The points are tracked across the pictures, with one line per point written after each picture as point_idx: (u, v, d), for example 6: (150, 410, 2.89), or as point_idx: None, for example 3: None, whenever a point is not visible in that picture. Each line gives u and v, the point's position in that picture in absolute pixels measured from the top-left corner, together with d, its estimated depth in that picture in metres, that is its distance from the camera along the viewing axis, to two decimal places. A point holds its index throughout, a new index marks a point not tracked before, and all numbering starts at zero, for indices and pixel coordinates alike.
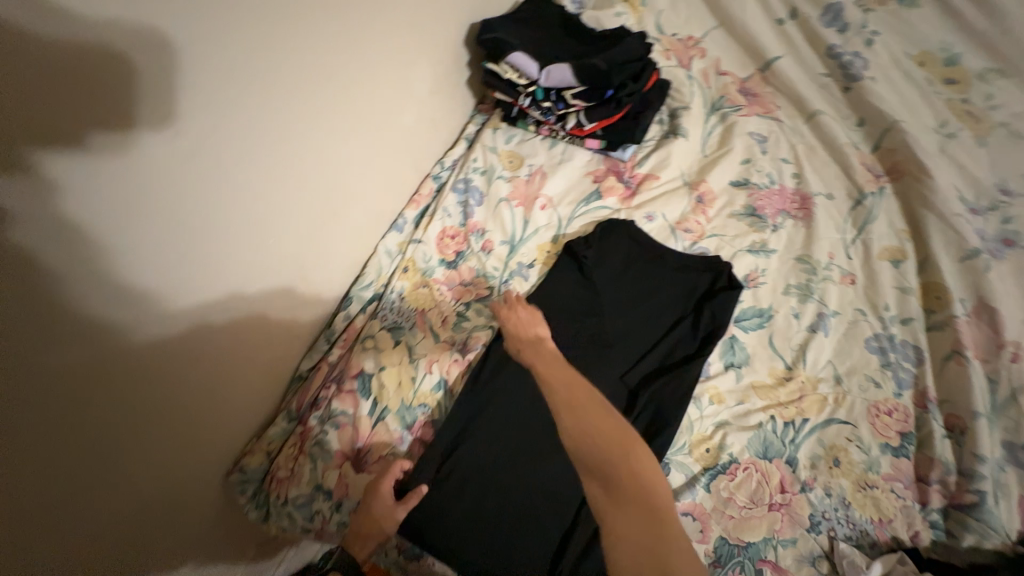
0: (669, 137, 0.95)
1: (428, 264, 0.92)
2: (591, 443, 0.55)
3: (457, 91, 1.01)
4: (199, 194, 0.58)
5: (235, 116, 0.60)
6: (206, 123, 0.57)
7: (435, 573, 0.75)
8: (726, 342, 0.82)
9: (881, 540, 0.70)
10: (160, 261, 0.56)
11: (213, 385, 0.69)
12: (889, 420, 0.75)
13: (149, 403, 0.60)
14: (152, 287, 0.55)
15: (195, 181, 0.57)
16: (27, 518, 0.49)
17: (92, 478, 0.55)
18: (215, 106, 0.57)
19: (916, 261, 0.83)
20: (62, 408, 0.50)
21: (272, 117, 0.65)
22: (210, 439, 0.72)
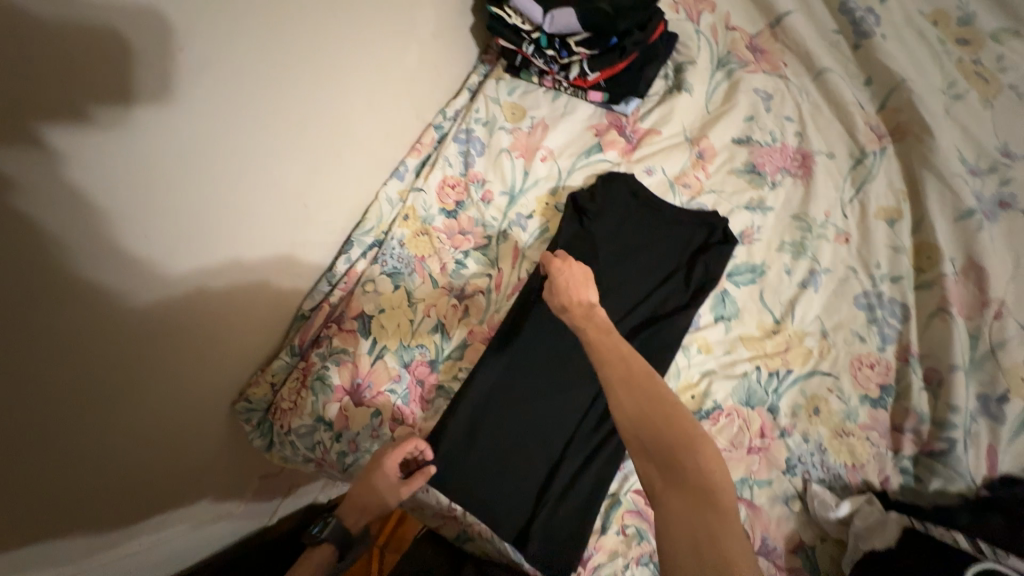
0: (673, 93, 0.95)
1: (428, 212, 0.93)
2: (645, 428, 0.55)
3: (461, 38, 1.00)
4: (210, 149, 0.59)
5: (250, 56, 0.60)
6: (220, 71, 0.57)
7: (428, 501, 0.79)
8: (717, 295, 0.84)
9: (852, 483, 0.74)
10: (175, 210, 0.58)
11: (224, 324, 0.72)
12: (871, 373, 0.78)
13: (165, 340, 0.64)
14: (169, 232, 0.58)
15: (207, 137, 0.59)
16: (54, 433, 0.55)
17: (114, 407, 0.61)
18: (229, 41, 0.56)
19: (910, 221, 0.84)
20: (85, 342, 0.54)
21: (276, 63, 0.64)
22: (218, 370, 0.75)
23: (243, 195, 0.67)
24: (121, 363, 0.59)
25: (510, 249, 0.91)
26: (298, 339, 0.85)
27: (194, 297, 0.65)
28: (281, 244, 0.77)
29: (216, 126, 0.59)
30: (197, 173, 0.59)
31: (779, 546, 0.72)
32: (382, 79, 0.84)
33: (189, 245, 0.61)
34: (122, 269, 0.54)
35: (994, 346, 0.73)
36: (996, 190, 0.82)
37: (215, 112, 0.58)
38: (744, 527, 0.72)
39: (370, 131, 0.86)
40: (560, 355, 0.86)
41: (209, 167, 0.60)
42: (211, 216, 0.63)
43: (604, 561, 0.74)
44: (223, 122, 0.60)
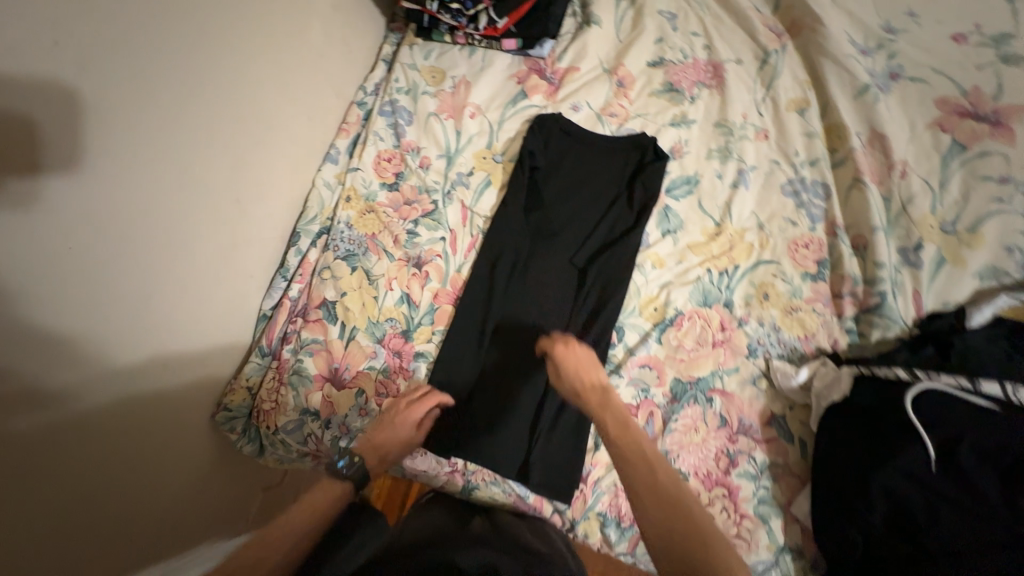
0: (584, 27, 0.97)
1: (369, 190, 0.93)
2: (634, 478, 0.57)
3: (365, 9, 0.98)
4: (117, 151, 0.58)
5: (139, 53, 0.59)
6: (116, 78, 0.57)
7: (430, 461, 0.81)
8: (660, 212, 0.89)
9: (807, 352, 0.81)
10: (102, 223, 0.57)
11: (183, 331, 0.72)
12: (807, 252, 0.84)
13: (124, 356, 0.63)
14: (96, 241, 0.57)
15: (111, 138, 0.58)
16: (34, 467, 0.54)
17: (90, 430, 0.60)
18: (110, 35, 0.55)
19: (818, 107, 0.90)
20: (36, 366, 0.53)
21: (165, 53, 0.62)
22: (188, 381, 0.74)
23: (172, 198, 0.66)
24: (97, 387, 0.60)
25: (458, 209, 0.91)
26: (265, 336, 0.85)
27: (149, 309, 0.66)
28: (222, 242, 0.77)
29: (125, 131, 0.59)
30: (119, 183, 0.59)
31: (754, 422, 0.79)
32: (288, 60, 0.82)
33: (132, 257, 0.62)
34: (61, 289, 0.54)
35: (904, 203, 0.81)
36: (886, 65, 0.89)
37: (119, 115, 0.58)
38: (721, 413, 0.80)
39: (290, 116, 0.85)
40: (528, 301, 0.87)
41: (125, 178, 0.59)
42: (147, 226, 0.63)
43: (604, 473, 0.79)
44: (130, 125, 0.59)
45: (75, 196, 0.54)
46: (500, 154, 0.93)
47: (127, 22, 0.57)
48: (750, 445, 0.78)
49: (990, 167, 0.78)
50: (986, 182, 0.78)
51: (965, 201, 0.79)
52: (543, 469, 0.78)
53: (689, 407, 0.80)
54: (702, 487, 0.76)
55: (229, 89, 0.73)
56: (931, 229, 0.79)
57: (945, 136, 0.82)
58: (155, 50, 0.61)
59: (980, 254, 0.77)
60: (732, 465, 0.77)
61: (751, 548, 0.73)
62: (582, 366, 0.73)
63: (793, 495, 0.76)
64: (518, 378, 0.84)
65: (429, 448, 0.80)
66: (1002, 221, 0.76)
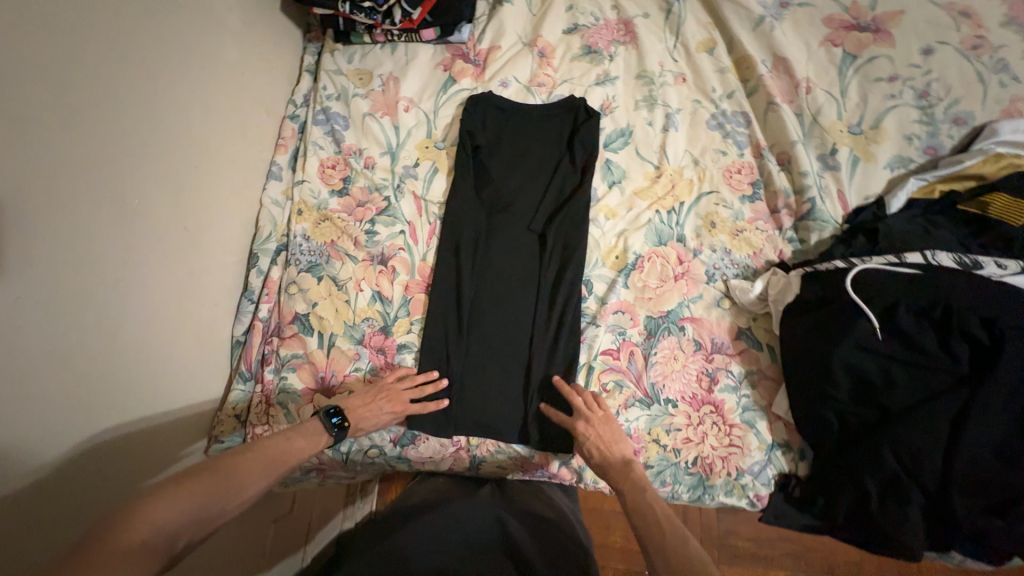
0: (496, 7, 1.00)
1: (319, 200, 0.93)
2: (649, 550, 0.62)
3: (279, 21, 0.98)
4: (54, 193, 0.57)
5: (56, 93, 0.58)
6: (38, 121, 0.56)
7: (433, 446, 0.83)
8: (603, 166, 0.93)
9: (758, 266, 0.87)
10: (46, 268, 0.56)
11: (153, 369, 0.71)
12: (741, 176, 0.91)
13: (103, 401, 0.63)
14: (45, 287, 0.56)
15: (45, 182, 0.56)
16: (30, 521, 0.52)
17: (82, 477, 0.58)
18: (21, 77, 0.54)
19: (724, 44, 0.97)
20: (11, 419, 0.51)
21: (87, 90, 0.61)
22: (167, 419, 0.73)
23: (118, 234, 0.65)
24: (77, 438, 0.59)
25: (411, 201, 0.93)
26: (244, 361, 0.85)
27: (117, 349, 0.65)
28: (178, 273, 0.75)
29: (58, 171, 0.58)
30: (63, 225, 0.58)
31: (725, 339, 0.85)
32: (210, 81, 0.81)
33: (86, 298, 0.61)
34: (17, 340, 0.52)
35: (814, 115, 0.88)
36: None
37: (46, 155, 0.56)
38: (695, 338, 0.85)
39: (223, 137, 0.84)
40: (497, 274, 0.90)
41: (63, 220, 0.58)
42: (98, 264, 0.62)
43: None
44: (60, 164, 0.58)
45: (17, 241, 0.53)
46: (441, 141, 0.95)
47: (35, 59, 0.55)
48: (725, 361, 0.84)
49: (879, 70, 0.87)
50: (878, 83, 0.86)
51: (864, 103, 0.87)
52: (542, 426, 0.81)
53: (665, 339, 0.85)
54: (691, 409, 0.82)
55: (155, 117, 0.72)
56: (841, 134, 0.87)
57: (837, 50, 0.90)
58: (69, 85, 0.59)
59: (886, 148, 0.85)
60: (713, 383, 0.83)
61: (745, 452, 0.79)
62: (600, 437, 0.74)
63: (772, 397, 0.82)
64: (502, 348, 0.86)
65: (430, 434, 0.82)
66: (898, 114, 0.85)
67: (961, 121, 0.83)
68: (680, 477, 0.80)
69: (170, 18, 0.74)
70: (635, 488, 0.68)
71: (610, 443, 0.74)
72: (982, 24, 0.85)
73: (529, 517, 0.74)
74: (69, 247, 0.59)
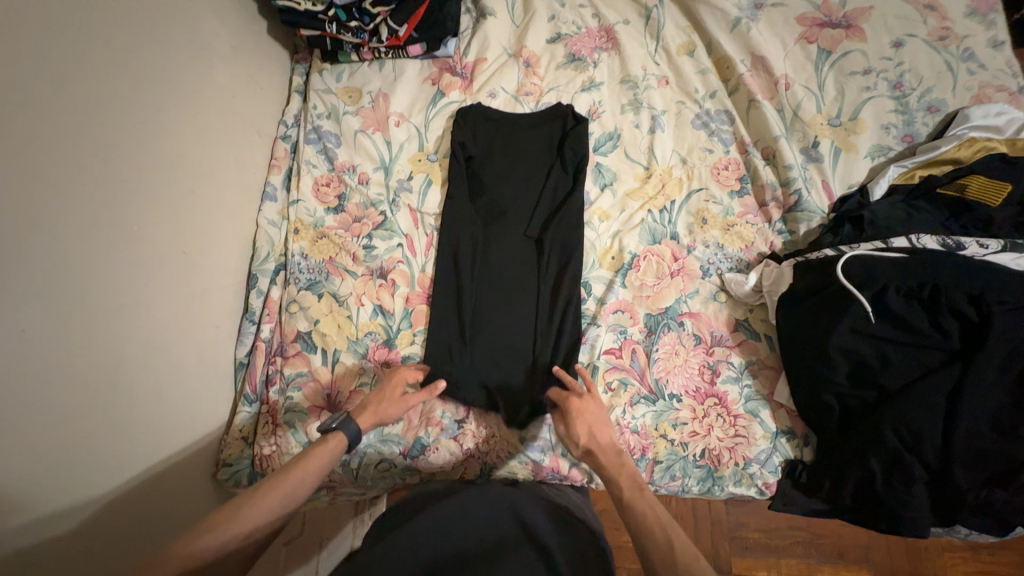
0: (481, 21, 1.02)
1: (315, 217, 0.94)
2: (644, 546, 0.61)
3: (266, 42, 0.98)
4: (50, 227, 0.57)
5: (50, 127, 0.58)
6: (33, 156, 0.56)
7: (444, 455, 0.82)
8: (594, 170, 0.95)
9: (751, 259, 0.89)
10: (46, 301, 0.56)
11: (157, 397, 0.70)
12: (728, 173, 0.93)
13: (105, 433, 0.62)
14: (45, 321, 0.55)
15: (41, 216, 0.56)
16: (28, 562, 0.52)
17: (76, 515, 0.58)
18: (15, 113, 0.54)
19: (704, 46, 0.99)
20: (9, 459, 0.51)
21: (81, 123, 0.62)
22: (172, 446, 0.73)
23: (117, 261, 0.65)
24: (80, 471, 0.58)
25: (407, 214, 0.94)
26: (248, 382, 0.85)
27: (120, 379, 0.64)
28: (178, 296, 0.75)
29: (55, 201, 0.58)
30: (61, 257, 0.58)
31: (724, 332, 0.87)
32: (202, 105, 0.82)
33: (89, 325, 0.61)
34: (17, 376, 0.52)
35: (795, 110, 0.91)
36: None
37: (45, 185, 0.57)
38: (694, 332, 0.87)
39: (216, 159, 0.85)
40: (497, 280, 0.91)
41: (62, 253, 0.58)
42: (100, 291, 0.63)
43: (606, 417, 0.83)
44: (56, 194, 0.58)
45: (17, 272, 0.53)
46: (433, 153, 0.97)
47: (30, 91, 0.56)
48: (725, 353, 0.85)
49: (854, 63, 0.90)
50: (854, 76, 0.89)
51: (841, 96, 0.90)
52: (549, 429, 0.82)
53: (665, 335, 0.86)
54: (695, 402, 0.83)
55: (148, 143, 0.72)
56: (822, 126, 0.89)
57: (812, 47, 0.93)
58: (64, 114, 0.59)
59: (865, 138, 0.88)
60: (715, 376, 0.84)
61: (750, 442, 0.81)
62: (591, 432, 0.72)
63: (774, 386, 0.83)
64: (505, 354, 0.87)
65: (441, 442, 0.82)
66: (874, 105, 0.88)
67: (934, 109, 0.87)
68: (688, 470, 0.81)
69: (159, 44, 0.75)
70: (631, 485, 0.66)
71: (600, 435, 0.72)
72: (947, 16, 0.90)
73: (559, 517, 0.72)
74: (70, 275, 0.59)
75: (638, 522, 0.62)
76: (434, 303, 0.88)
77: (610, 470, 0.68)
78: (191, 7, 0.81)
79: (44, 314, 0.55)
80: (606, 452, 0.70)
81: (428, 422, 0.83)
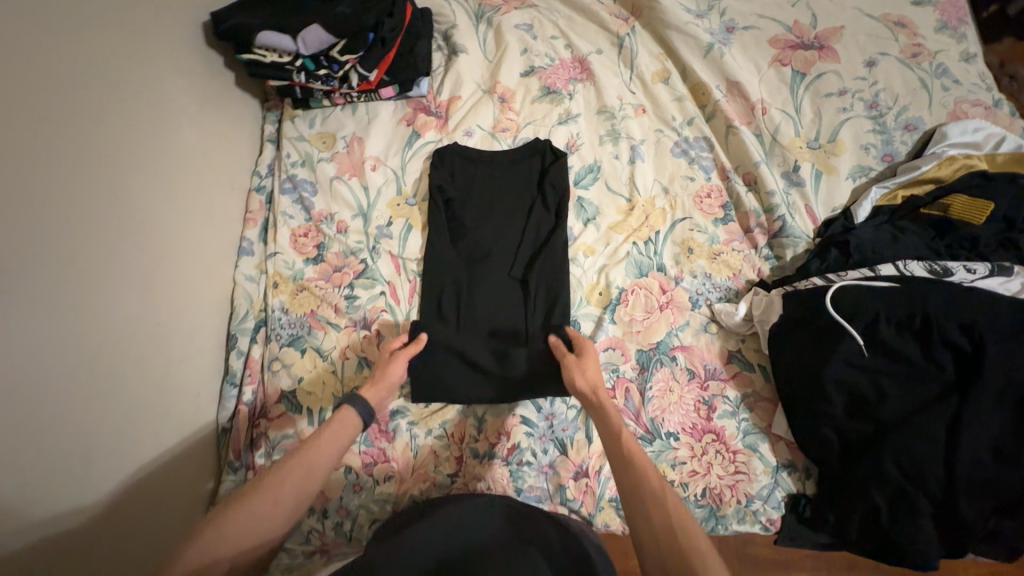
0: (452, 58, 1.01)
1: (294, 270, 0.91)
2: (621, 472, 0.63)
3: (235, 92, 0.96)
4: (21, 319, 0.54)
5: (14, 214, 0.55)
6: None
7: None
8: (576, 204, 0.94)
9: (740, 287, 0.88)
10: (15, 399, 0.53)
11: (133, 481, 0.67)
12: (711, 200, 0.92)
13: (77, 531, 0.59)
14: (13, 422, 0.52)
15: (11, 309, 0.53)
16: None
17: None
18: None
19: (678, 73, 0.99)
20: None
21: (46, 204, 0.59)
22: (154, 530, 0.69)
23: (88, 343, 0.62)
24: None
25: (388, 261, 0.92)
26: (231, 449, 0.81)
27: (93, 469, 0.61)
28: (154, 369, 0.72)
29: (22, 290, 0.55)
30: (32, 350, 0.55)
31: (718, 364, 0.85)
32: (171, 166, 0.80)
33: (59, 418, 0.58)
34: None
35: (773, 134, 0.90)
36: (721, 22, 0.98)
37: (10, 275, 0.54)
38: (687, 367, 0.85)
39: (188, 220, 0.82)
40: (481, 323, 0.88)
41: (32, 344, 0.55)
42: (71, 379, 0.60)
43: (603, 462, 0.81)
44: (22, 284, 0.55)
45: None
46: (412, 196, 0.95)
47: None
48: (720, 387, 0.84)
49: (829, 85, 0.89)
50: (830, 98, 0.89)
51: (819, 118, 0.89)
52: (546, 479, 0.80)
53: (658, 371, 0.85)
54: (693, 439, 0.81)
55: (117, 214, 0.69)
56: (801, 150, 0.89)
57: (787, 69, 0.92)
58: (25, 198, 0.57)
59: (845, 159, 0.87)
60: (711, 411, 0.83)
61: (752, 477, 0.79)
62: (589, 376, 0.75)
63: (771, 418, 0.82)
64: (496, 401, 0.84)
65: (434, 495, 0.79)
66: (853, 126, 0.88)
67: (913, 127, 0.86)
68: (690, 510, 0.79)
69: (123, 108, 0.72)
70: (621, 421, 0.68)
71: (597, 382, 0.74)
72: (917, 32, 0.90)
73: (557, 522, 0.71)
74: (39, 367, 0.56)
75: (624, 456, 0.64)
76: (420, 352, 0.85)
77: (603, 412, 0.70)
78: (155, 67, 0.79)
79: (7, 416, 0.52)
80: (603, 396, 0.72)
81: (420, 478, 0.80)
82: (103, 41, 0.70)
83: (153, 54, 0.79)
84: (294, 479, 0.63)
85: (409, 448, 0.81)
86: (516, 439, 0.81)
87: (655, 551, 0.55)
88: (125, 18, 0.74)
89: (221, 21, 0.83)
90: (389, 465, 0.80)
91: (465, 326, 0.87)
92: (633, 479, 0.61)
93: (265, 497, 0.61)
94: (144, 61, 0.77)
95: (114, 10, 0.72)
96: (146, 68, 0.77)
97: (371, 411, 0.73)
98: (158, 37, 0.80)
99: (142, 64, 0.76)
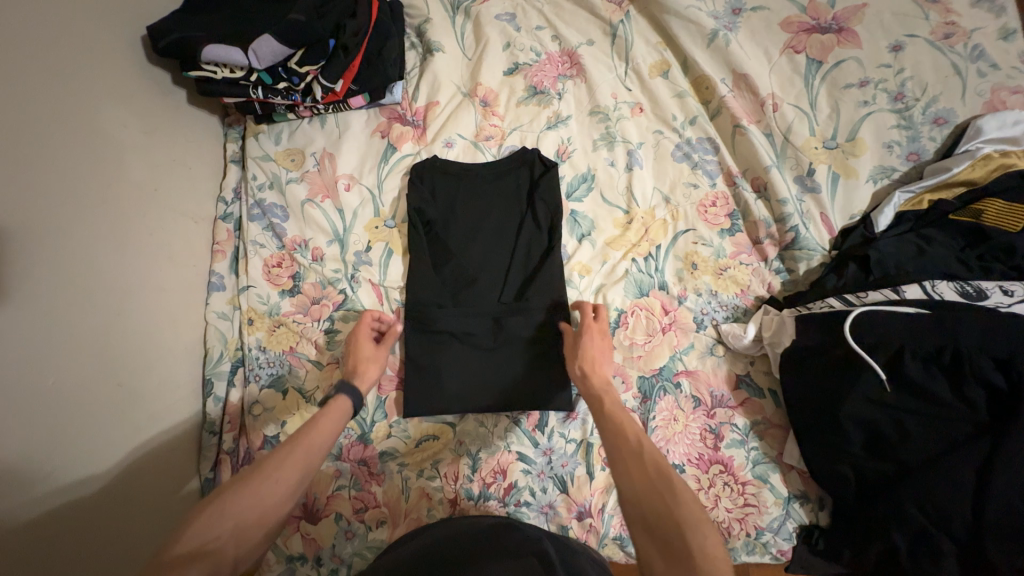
0: (427, 58, 0.91)
1: (269, 304, 0.85)
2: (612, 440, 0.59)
3: (190, 111, 0.88)
4: None
5: None
6: None
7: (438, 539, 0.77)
8: (569, 219, 0.86)
9: (748, 305, 0.82)
10: None
11: (111, 548, 0.65)
12: (716, 209, 0.84)
13: None
14: None
15: None
16: None
17: None
18: None
19: (679, 65, 0.89)
20: None
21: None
22: None
23: (37, 422, 0.58)
24: None
25: (369, 290, 0.86)
26: None
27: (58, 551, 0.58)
28: (120, 432, 0.68)
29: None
30: None
31: (725, 390, 0.80)
32: (121, 207, 0.73)
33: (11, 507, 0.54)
34: None
35: (785, 134, 0.81)
36: (725, 3, 0.87)
37: None
38: (693, 394, 0.80)
39: (146, 263, 0.76)
40: (472, 355, 0.80)
41: None
42: (22, 462, 0.56)
43: (605, 498, 0.77)
44: None
45: None
46: (391, 218, 0.88)
47: None
48: (728, 414, 0.79)
49: (849, 75, 0.80)
50: (849, 89, 0.79)
51: (836, 113, 0.80)
52: (546, 519, 0.76)
53: (662, 400, 0.79)
54: (700, 471, 0.77)
55: (60, 271, 0.63)
56: (816, 150, 0.80)
57: (800, 57, 0.82)
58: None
59: (866, 159, 0.78)
60: (719, 440, 0.78)
61: (762, 510, 0.75)
62: (589, 354, 0.71)
63: (782, 446, 0.77)
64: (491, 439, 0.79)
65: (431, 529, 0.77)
66: (874, 121, 0.78)
67: (942, 120, 0.77)
68: None
69: (55, 150, 0.64)
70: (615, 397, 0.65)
71: (597, 361, 0.71)
72: (950, 8, 0.79)
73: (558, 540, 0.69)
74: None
75: (613, 425, 0.60)
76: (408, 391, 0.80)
77: (596, 388, 0.67)
78: (91, 97, 0.70)
79: None
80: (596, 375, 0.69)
81: (414, 522, 0.76)
82: (23, 75, 0.61)
83: (86, 82, 0.70)
84: (296, 458, 0.56)
85: (401, 491, 0.78)
86: (513, 478, 0.77)
87: (643, 517, 0.51)
88: (47, 44, 0.65)
89: (161, 36, 0.73)
90: (380, 509, 0.77)
91: (453, 360, 0.81)
92: (620, 446, 0.57)
93: (267, 480, 0.54)
94: (77, 91, 0.68)
95: (34, 36, 0.63)
96: (80, 99, 0.69)
97: (361, 400, 0.67)
98: (91, 60, 0.71)
99: (75, 95, 0.68)
